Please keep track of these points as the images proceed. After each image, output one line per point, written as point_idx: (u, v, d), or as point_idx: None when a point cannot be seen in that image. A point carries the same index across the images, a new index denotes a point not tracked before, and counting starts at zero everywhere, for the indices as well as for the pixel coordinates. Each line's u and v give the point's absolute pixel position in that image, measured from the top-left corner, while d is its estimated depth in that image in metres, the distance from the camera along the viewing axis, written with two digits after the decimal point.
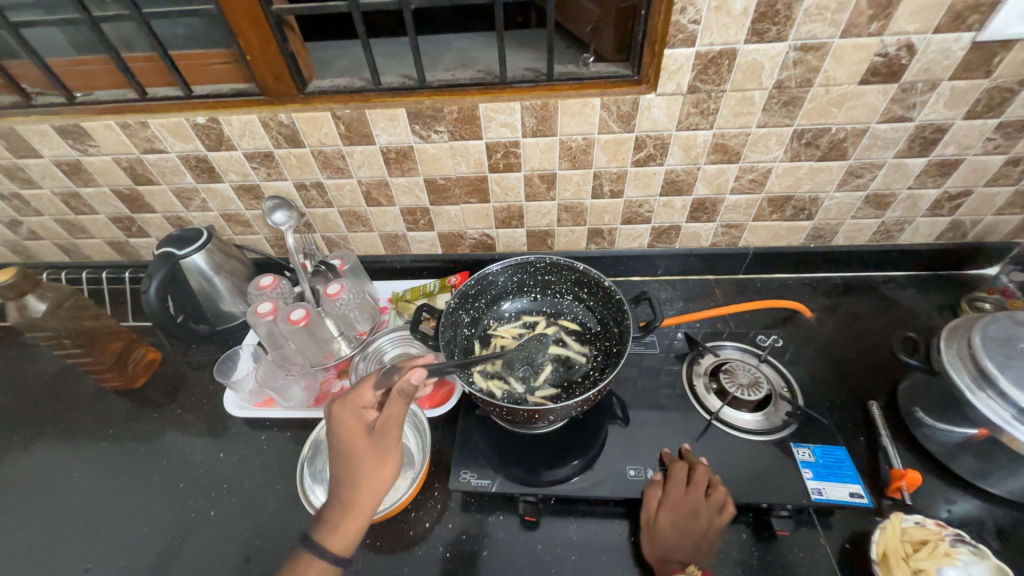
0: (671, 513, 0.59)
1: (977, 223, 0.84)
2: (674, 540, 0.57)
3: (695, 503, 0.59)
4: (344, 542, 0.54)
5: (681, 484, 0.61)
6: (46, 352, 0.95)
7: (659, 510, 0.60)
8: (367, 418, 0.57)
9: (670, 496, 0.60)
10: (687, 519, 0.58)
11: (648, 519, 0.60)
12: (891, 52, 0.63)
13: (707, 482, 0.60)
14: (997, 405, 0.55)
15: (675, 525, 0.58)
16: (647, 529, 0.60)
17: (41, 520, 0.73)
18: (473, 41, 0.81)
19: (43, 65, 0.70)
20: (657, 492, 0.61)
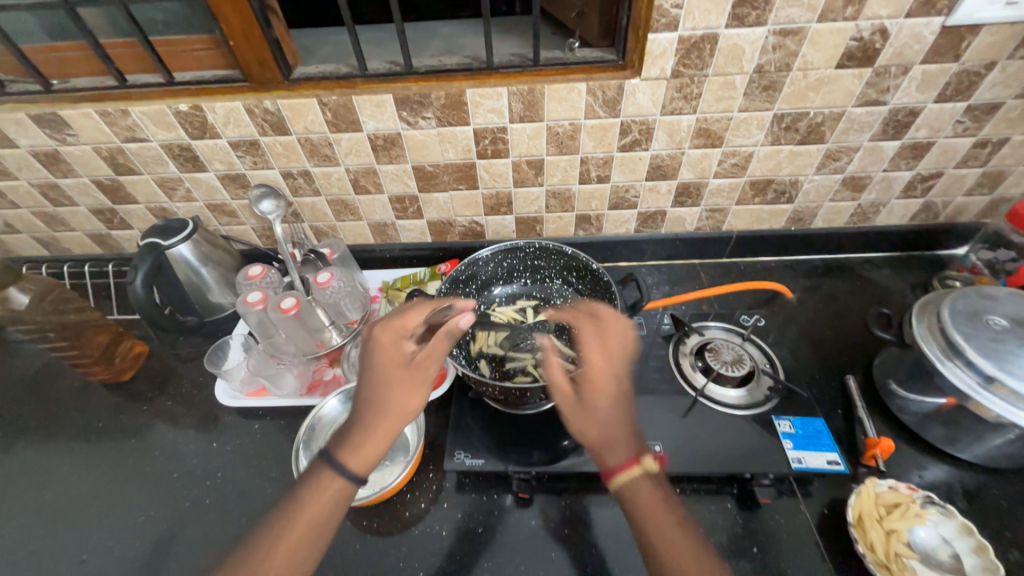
0: (603, 401, 0.52)
1: (947, 204, 0.87)
2: (614, 425, 0.51)
3: (620, 381, 0.54)
4: (363, 468, 0.52)
5: (595, 375, 0.53)
6: (28, 347, 0.93)
7: (596, 397, 0.52)
8: (405, 348, 0.57)
9: (591, 379, 0.53)
10: (620, 393, 0.53)
11: (581, 410, 0.52)
12: (866, 37, 0.65)
13: (614, 358, 0.54)
14: (964, 374, 0.58)
15: (611, 409, 0.52)
16: (580, 420, 0.52)
17: (31, 514, 0.72)
18: (458, 27, 0.81)
19: (16, 51, 0.68)
20: (580, 382, 0.54)
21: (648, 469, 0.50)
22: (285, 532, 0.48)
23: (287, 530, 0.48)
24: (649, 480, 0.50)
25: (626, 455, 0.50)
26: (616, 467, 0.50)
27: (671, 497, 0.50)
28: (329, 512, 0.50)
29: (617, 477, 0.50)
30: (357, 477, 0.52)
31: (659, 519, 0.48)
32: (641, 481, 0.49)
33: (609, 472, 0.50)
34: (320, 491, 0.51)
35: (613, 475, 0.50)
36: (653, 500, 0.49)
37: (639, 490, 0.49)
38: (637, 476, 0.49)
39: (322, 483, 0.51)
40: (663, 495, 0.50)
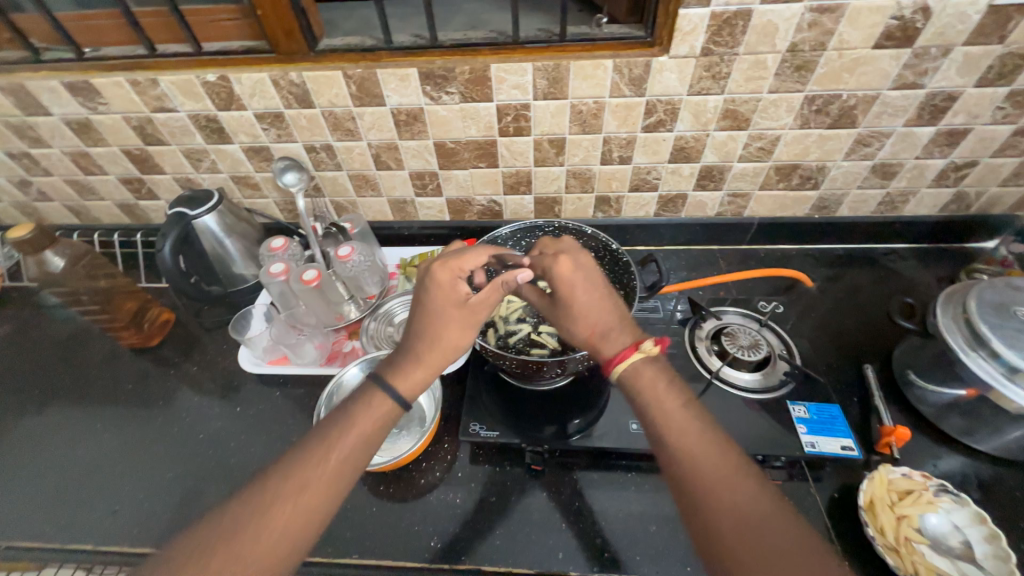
0: (581, 296, 0.57)
1: (980, 194, 0.85)
2: (598, 317, 0.57)
3: (590, 281, 0.58)
4: (411, 394, 0.54)
5: (567, 276, 0.58)
6: (61, 312, 0.97)
7: (574, 297, 0.57)
8: (461, 288, 0.57)
9: (567, 279, 0.58)
10: (595, 290, 0.58)
11: (566, 311, 0.58)
12: (907, 15, 0.62)
13: (578, 259, 0.59)
14: (988, 364, 0.57)
15: (588, 304, 0.57)
16: (568, 321, 0.58)
17: (68, 467, 0.76)
18: (483, 2, 0.80)
19: (50, 18, 0.69)
20: (556, 285, 0.58)
21: (647, 353, 0.52)
22: (331, 451, 0.48)
23: (334, 447, 0.49)
24: (650, 364, 0.52)
25: (621, 344, 0.54)
26: (615, 356, 0.53)
27: (676, 383, 0.51)
28: (378, 430, 0.51)
29: (616, 366, 0.52)
30: (406, 399, 0.54)
31: (668, 405, 0.49)
32: (640, 364, 0.52)
33: (609, 362, 0.53)
34: (369, 412, 0.52)
35: (612, 363, 0.53)
36: (656, 385, 0.50)
37: (641, 376, 0.51)
38: (636, 361, 0.52)
39: (373, 404, 0.52)
40: (666, 380, 0.51)
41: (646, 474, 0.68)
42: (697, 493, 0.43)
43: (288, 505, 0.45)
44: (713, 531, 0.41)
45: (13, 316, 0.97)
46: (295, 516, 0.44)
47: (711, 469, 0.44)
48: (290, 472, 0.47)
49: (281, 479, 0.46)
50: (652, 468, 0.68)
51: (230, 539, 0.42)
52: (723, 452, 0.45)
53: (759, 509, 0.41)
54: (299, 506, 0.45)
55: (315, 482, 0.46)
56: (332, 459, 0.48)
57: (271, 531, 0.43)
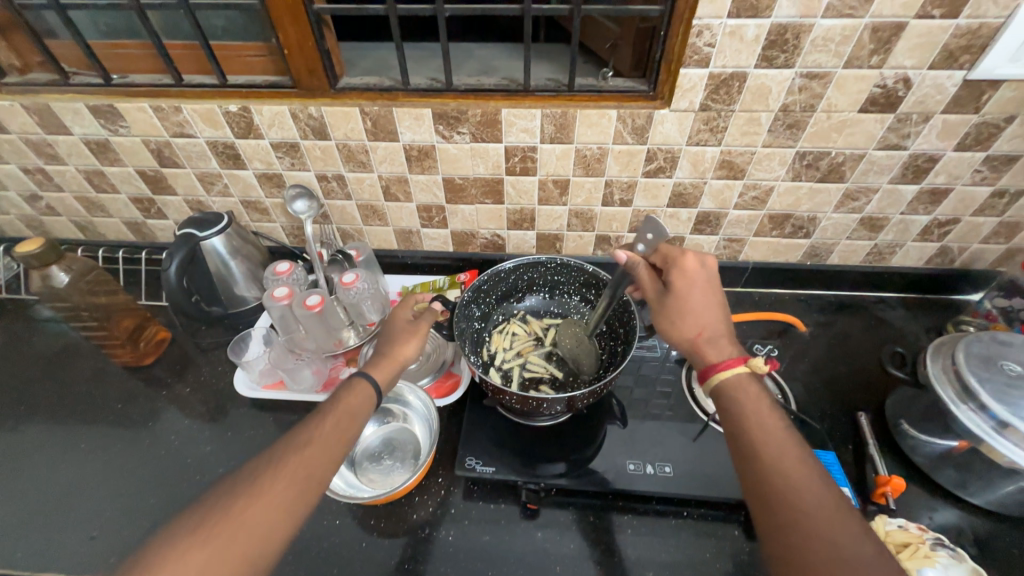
0: (697, 297, 0.60)
1: (963, 250, 0.89)
2: (709, 320, 0.59)
3: (711, 290, 0.61)
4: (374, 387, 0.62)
5: (689, 277, 0.61)
6: (55, 326, 0.96)
7: (693, 295, 0.60)
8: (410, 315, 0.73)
9: (686, 278, 0.61)
10: (713, 300, 0.60)
11: (677, 307, 0.60)
12: (890, 85, 0.67)
13: (704, 263, 0.62)
14: (977, 417, 0.58)
15: (702, 307, 0.59)
16: (676, 317, 0.60)
17: (45, 489, 0.73)
18: (495, 49, 0.85)
19: (84, 46, 0.72)
20: (676, 282, 0.61)
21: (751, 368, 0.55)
22: (325, 422, 0.56)
23: (327, 420, 0.56)
24: (753, 383, 0.53)
25: (724, 353, 0.56)
26: (718, 361, 0.55)
27: (776, 410, 0.52)
28: (361, 409, 0.59)
29: (718, 369, 0.54)
30: (381, 385, 0.63)
31: (768, 425, 0.50)
32: (742, 377, 0.53)
33: (710, 368, 0.55)
34: (339, 403, 0.59)
35: (716, 368, 0.55)
36: (759, 404, 0.51)
37: (744, 392, 0.52)
38: (741, 373, 0.54)
39: (352, 388, 0.60)
40: (769, 402, 0.52)
41: (642, 517, 0.67)
42: (787, 513, 0.44)
43: (291, 466, 0.51)
44: (801, 552, 0.42)
45: (4, 328, 0.95)
46: (296, 474, 0.51)
47: (809, 498, 0.44)
48: (291, 440, 0.54)
49: (285, 446, 0.53)
50: (648, 511, 0.67)
51: (242, 495, 0.48)
52: (819, 482, 0.45)
53: (846, 542, 0.41)
54: (301, 466, 0.51)
55: (314, 446, 0.53)
56: (329, 429, 0.56)
57: (278, 486, 0.49)
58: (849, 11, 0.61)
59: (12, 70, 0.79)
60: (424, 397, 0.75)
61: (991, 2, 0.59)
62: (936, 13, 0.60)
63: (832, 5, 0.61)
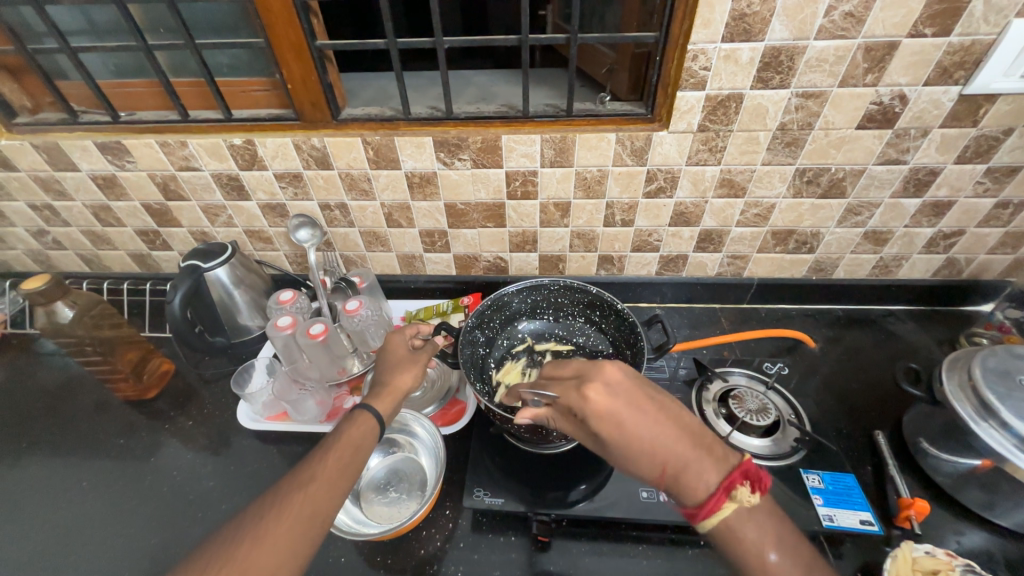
0: (629, 431, 0.49)
1: (970, 261, 0.88)
2: (666, 453, 0.49)
3: (638, 407, 0.50)
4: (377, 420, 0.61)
5: (606, 411, 0.50)
6: (58, 360, 0.96)
7: (632, 435, 0.49)
8: (412, 344, 0.72)
9: (603, 415, 0.50)
10: (650, 416, 0.50)
11: (623, 449, 0.50)
12: (886, 101, 0.68)
13: (612, 383, 0.52)
14: (999, 435, 0.57)
15: (647, 436, 0.49)
16: (624, 462, 0.50)
17: (42, 531, 0.71)
18: (493, 76, 0.87)
19: (93, 86, 0.74)
20: (600, 424, 0.50)
21: (740, 501, 0.47)
22: (327, 459, 0.55)
23: (329, 455, 0.56)
24: (747, 515, 0.47)
25: (701, 484, 0.48)
26: (701, 507, 0.47)
27: (779, 538, 0.47)
28: (363, 442, 0.58)
29: (703, 520, 0.47)
30: (383, 418, 0.62)
31: (775, 567, 0.45)
32: (734, 517, 0.47)
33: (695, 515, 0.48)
34: (344, 438, 0.58)
35: (701, 516, 0.47)
36: (760, 545, 0.46)
37: (743, 531, 0.47)
38: (730, 514, 0.47)
39: (356, 421, 0.60)
40: (772, 536, 0.47)
41: (658, 547, 0.64)
42: None
43: (294, 505, 0.50)
44: None
45: (7, 364, 0.95)
46: (299, 514, 0.50)
47: None
48: (295, 478, 0.53)
49: (288, 485, 0.52)
50: (663, 541, 0.65)
51: (247, 538, 0.48)
52: None
53: None
54: (304, 504, 0.51)
55: (316, 483, 0.53)
56: (331, 464, 0.55)
57: (282, 526, 0.49)
58: (842, 32, 0.62)
59: (22, 111, 0.81)
60: (429, 426, 0.74)
61: (982, 20, 0.60)
62: (928, 31, 0.61)
63: (824, 27, 0.62)
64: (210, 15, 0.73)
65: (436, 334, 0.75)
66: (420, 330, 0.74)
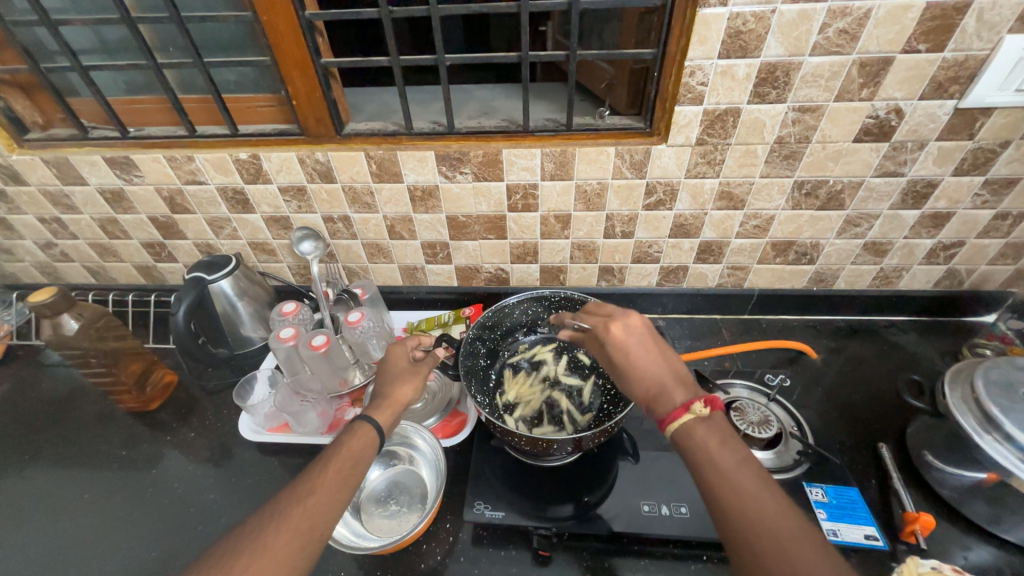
0: (634, 358, 0.55)
1: (972, 272, 0.88)
2: (654, 377, 0.54)
3: (646, 342, 0.57)
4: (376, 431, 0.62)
5: (618, 340, 0.57)
6: (63, 371, 0.96)
7: (630, 359, 0.55)
8: (413, 355, 0.73)
9: (617, 342, 0.57)
10: (653, 351, 0.56)
11: (621, 371, 0.56)
12: (882, 115, 0.69)
13: (634, 322, 0.58)
14: (1004, 449, 0.56)
15: (643, 365, 0.55)
16: (623, 381, 0.57)
17: (41, 544, 0.71)
18: (494, 91, 0.88)
19: (103, 103, 0.76)
20: (609, 346, 0.57)
21: (698, 413, 0.49)
22: (326, 470, 0.55)
23: (328, 467, 0.56)
24: (703, 424, 0.49)
25: (673, 403, 0.51)
26: (666, 415, 0.50)
27: (731, 444, 0.48)
28: (363, 454, 0.59)
29: (667, 427, 0.50)
30: (383, 429, 0.62)
31: (725, 465, 0.46)
32: (693, 425, 0.49)
33: (661, 425, 0.51)
34: (344, 450, 0.58)
35: (665, 423, 0.50)
36: (710, 445, 0.48)
37: (697, 436, 0.48)
38: (689, 422, 0.49)
39: (356, 432, 0.60)
40: (721, 439, 0.48)
41: (660, 562, 0.64)
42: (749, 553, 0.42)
43: (293, 518, 0.51)
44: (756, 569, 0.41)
45: (12, 374, 0.96)
46: (298, 527, 0.50)
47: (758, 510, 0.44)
48: (293, 491, 0.53)
49: (287, 497, 0.53)
50: (665, 555, 0.64)
51: (245, 552, 0.48)
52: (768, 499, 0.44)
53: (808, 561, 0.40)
54: (303, 517, 0.51)
55: (316, 495, 0.53)
56: (331, 476, 0.55)
57: (280, 541, 0.49)
58: (837, 49, 0.63)
59: (34, 127, 0.83)
60: (430, 438, 0.74)
61: (975, 35, 0.61)
62: (922, 47, 0.62)
63: (819, 43, 0.63)
64: (217, 34, 0.75)
65: (437, 346, 0.75)
66: (422, 343, 0.75)
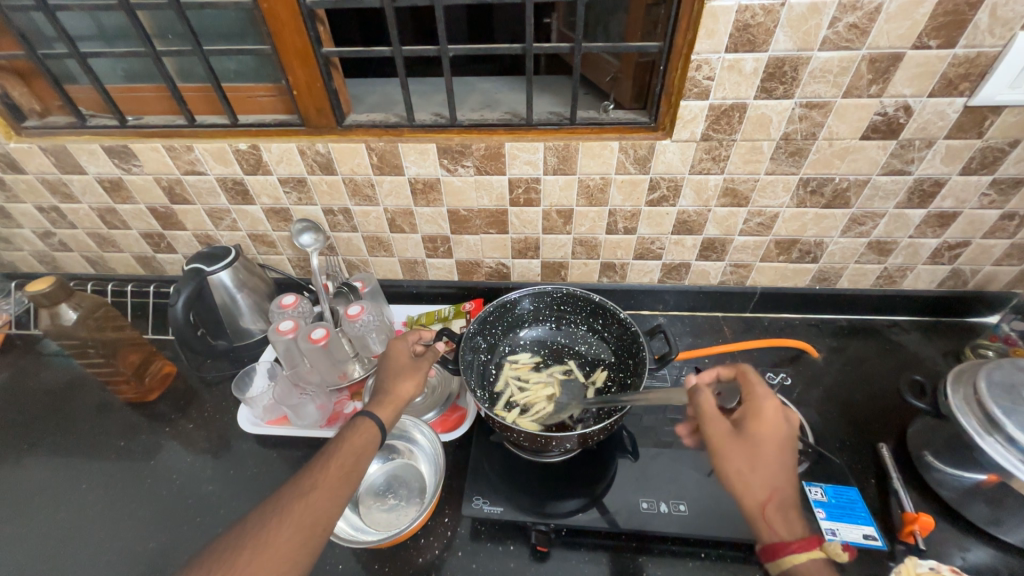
0: (774, 463, 0.52)
1: (976, 272, 0.87)
2: (780, 492, 0.51)
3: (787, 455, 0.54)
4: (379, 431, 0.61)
5: (772, 437, 0.54)
6: (62, 361, 0.96)
7: (766, 464, 0.52)
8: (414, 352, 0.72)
9: (768, 434, 0.54)
10: (787, 466, 0.53)
11: (748, 467, 0.52)
12: (890, 112, 0.68)
13: (785, 427, 0.55)
14: (1006, 452, 0.56)
15: (777, 476, 0.52)
16: (744, 477, 0.52)
17: (40, 534, 0.71)
18: (497, 84, 0.87)
19: (102, 91, 0.75)
20: (755, 439, 0.53)
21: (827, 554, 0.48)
22: (328, 467, 0.55)
23: (330, 462, 0.56)
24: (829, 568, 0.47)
25: (793, 530, 0.49)
26: (790, 541, 0.48)
27: None
28: (365, 450, 0.59)
29: (788, 554, 0.47)
30: (385, 425, 0.62)
31: None
32: (821, 565, 0.47)
33: (778, 548, 0.48)
34: (345, 447, 0.58)
35: (788, 548, 0.48)
36: None
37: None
38: (817, 560, 0.47)
39: (358, 427, 0.60)
40: None
41: (659, 559, 0.64)
42: None
43: (295, 514, 0.51)
44: None
45: (10, 364, 0.96)
46: (300, 524, 0.50)
47: None
48: (295, 487, 0.53)
49: (288, 493, 0.53)
50: (664, 552, 0.64)
51: (247, 548, 0.48)
52: None
53: None
54: (305, 514, 0.51)
55: (318, 491, 0.53)
56: (332, 472, 0.55)
57: (282, 537, 0.49)
58: (846, 44, 0.62)
59: (31, 115, 0.82)
60: (429, 433, 0.74)
61: (988, 32, 0.60)
62: (933, 43, 0.61)
63: (828, 38, 0.62)
64: (218, 22, 0.74)
65: (437, 340, 0.74)
66: (422, 337, 0.74)
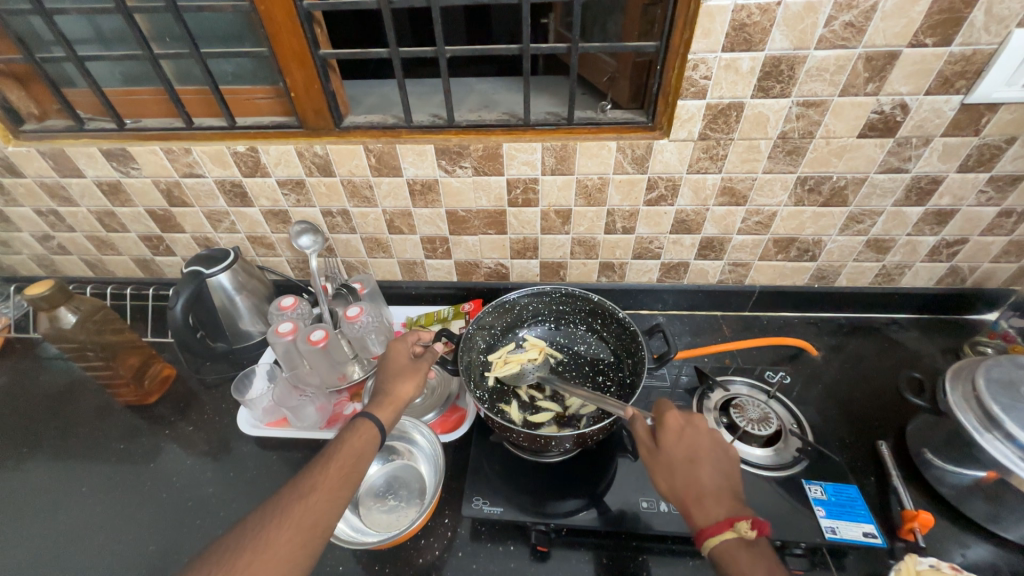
0: (686, 457, 0.55)
1: (974, 269, 0.87)
2: (696, 481, 0.54)
3: (700, 445, 0.56)
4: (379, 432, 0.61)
5: (678, 433, 0.57)
6: (62, 364, 0.96)
7: (676, 458, 0.55)
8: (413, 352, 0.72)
9: (675, 436, 0.57)
10: (702, 455, 0.55)
11: (662, 464, 0.56)
12: (887, 110, 0.68)
13: (695, 424, 0.58)
14: (1005, 448, 0.56)
15: (688, 467, 0.55)
16: (661, 475, 0.56)
17: (39, 537, 0.71)
18: (495, 84, 0.87)
19: (99, 94, 0.75)
20: (662, 437, 0.57)
21: (740, 533, 0.49)
22: (328, 468, 0.55)
23: (330, 464, 0.56)
24: (745, 549, 0.48)
25: (714, 515, 0.51)
26: (704, 528, 0.51)
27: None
28: (365, 451, 0.58)
29: (703, 540, 0.50)
30: (385, 425, 0.62)
31: None
32: (731, 545, 0.48)
33: (697, 535, 0.51)
34: (345, 448, 0.58)
35: (702, 534, 0.50)
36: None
37: (736, 561, 0.48)
38: (729, 542, 0.49)
39: (358, 429, 0.60)
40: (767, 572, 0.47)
41: (659, 558, 0.64)
42: None
43: (295, 515, 0.51)
44: None
45: (9, 367, 0.96)
46: (300, 524, 0.51)
47: None
48: (295, 488, 0.53)
49: (288, 494, 0.53)
50: (664, 551, 0.64)
51: (248, 550, 0.48)
52: None
53: None
54: (305, 515, 0.51)
55: (318, 492, 0.53)
56: (332, 473, 0.55)
57: (283, 538, 0.49)
58: (842, 42, 0.62)
59: (30, 118, 0.82)
60: (428, 433, 0.74)
61: (983, 30, 0.60)
62: (929, 42, 0.61)
63: (824, 37, 0.62)
64: (216, 25, 0.74)
65: (436, 341, 0.75)
66: (421, 338, 0.74)
